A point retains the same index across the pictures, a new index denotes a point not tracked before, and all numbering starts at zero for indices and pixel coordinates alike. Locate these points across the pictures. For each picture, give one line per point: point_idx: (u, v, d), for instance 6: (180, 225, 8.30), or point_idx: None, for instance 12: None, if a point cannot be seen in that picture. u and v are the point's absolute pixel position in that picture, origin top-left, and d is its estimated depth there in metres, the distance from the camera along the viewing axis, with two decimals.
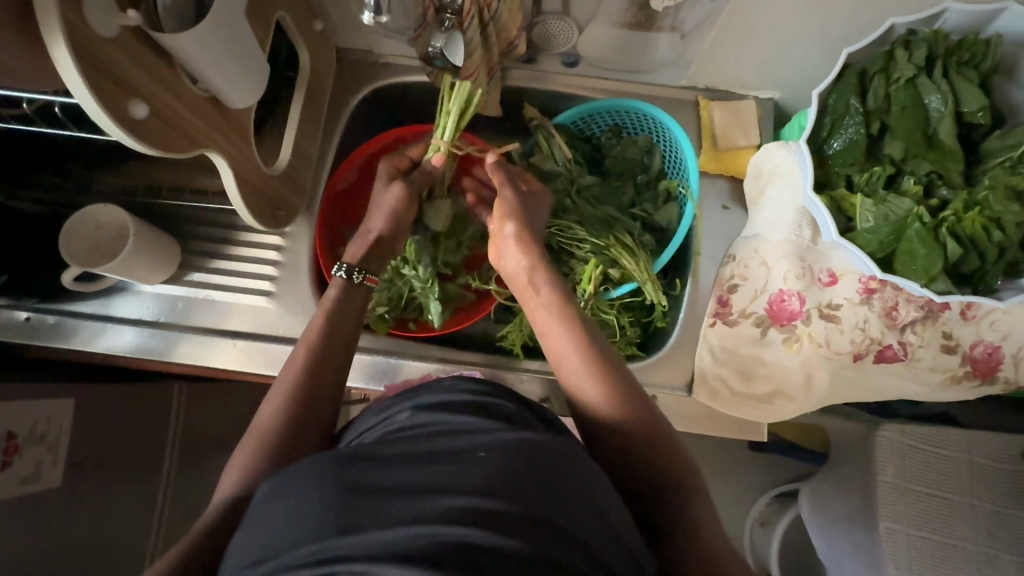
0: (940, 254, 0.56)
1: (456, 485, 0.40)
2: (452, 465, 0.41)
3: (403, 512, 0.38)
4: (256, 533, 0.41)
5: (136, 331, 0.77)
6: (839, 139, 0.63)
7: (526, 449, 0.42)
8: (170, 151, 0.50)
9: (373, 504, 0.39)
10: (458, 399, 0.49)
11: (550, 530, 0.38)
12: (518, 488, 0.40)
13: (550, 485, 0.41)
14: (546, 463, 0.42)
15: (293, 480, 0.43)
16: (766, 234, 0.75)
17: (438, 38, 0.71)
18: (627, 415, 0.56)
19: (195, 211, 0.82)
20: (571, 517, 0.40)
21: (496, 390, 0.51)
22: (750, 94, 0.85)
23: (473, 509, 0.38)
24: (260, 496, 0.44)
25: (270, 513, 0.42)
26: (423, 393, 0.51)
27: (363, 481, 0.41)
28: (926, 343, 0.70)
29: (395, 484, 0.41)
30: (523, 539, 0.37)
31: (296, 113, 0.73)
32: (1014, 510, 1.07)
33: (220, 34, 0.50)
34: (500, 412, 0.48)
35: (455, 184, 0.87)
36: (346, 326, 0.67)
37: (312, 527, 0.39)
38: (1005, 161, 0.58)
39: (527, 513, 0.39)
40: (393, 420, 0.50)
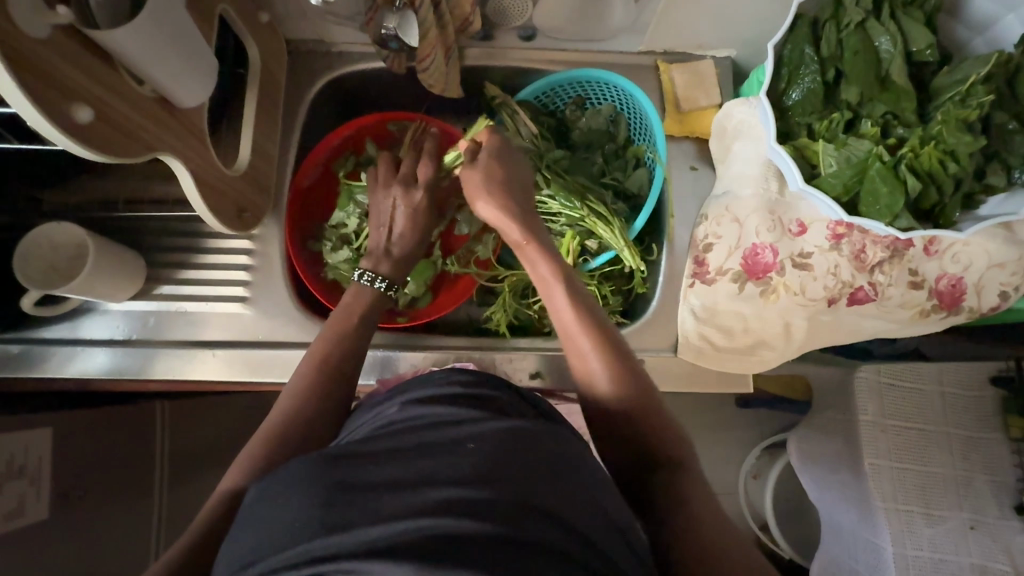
0: (902, 191, 0.58)
1: (444, 478, 0.40)
2: (441, 457, 0.42)
3: (387, 505, 0.39)
4: (242, 536, 0.41)
5: (107, 352, 0.75)
6: (797, 89, 0.64)
7: (514, 437, 0.43)
8: (121, 156, 0.48)
9: (361, 501, 0.39)
10: (449, 392, 0.48)
11: (535, 516, 0.38)
12: (505, 475, 0.40)
13: (540, 471, 0.41)
14: (533, 449, 0.42)
15: (280, 481, 0.42)
16: (736, 191, 0.77)
17: (391, 18, 0.70)
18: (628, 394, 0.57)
19: (155, 222, 0.78)
20: (563, 499, 0.40)
21: (485, 378, 0.51)
22: (707, 55, 0.85)
23: (460, 500, 0.38)
24: (248, 499, 0.44)
25: (257, 517, 0.41)
26: (414, 388, 0.50)
27: (353, 479, 0.41)
28: (895, 282, 0.73)
29: (382, 479, 0.41)
30: (512, 525, 0.37)
31: (252, 110, 0.71)
32: (986, 434, 1.13)
33: (162, 29, 0.48)
34: (491, 402, 0.48)
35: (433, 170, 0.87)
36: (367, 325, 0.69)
37: (299, 529, 0.38)
38: (956, 95, 0.59)
39: (518, 499, 0.39)
40: (382, 415, 0.50)
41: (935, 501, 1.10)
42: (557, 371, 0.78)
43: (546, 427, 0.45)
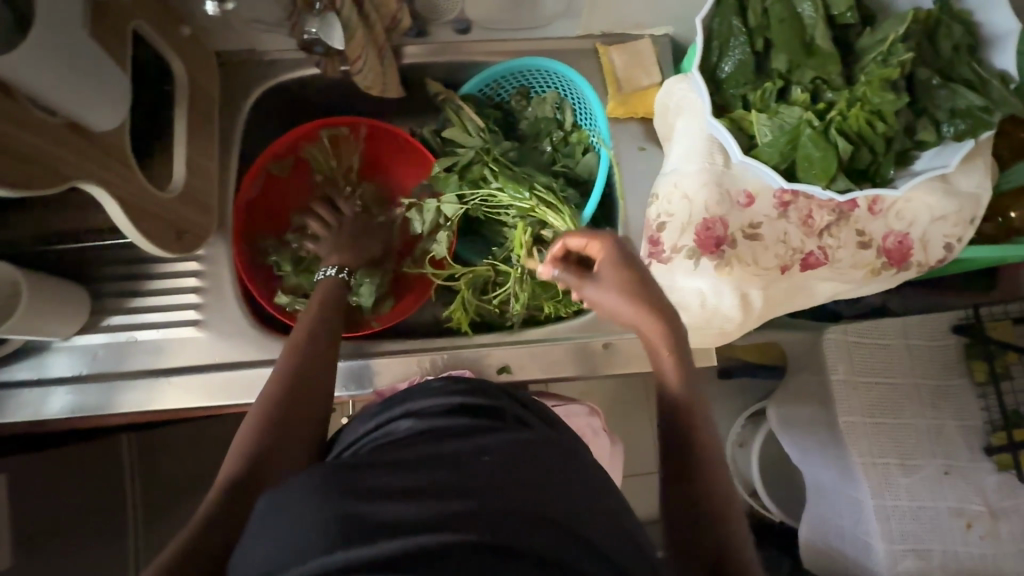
0: (834, 153, 0.59)
1: (461, 490, 0.40)
2: (457, 470, 0.41)
3: (409, 512, 0.38)
4: (255, 551, 0.39)
5: (59, 390, 0.73)
6: (729, 62, 0.64)
7: (524, 450, 0.44)
8: (21, 186, 0.46)
9: (380, 509, 0.38)
10: (449, 404, 0.49)
11: (541, 525, 0.38)
12: (520, 488, 0.40)
13: (552, 483, 0.42)
14: (540, 463, 0.43)
15: (289, 495, 0.40)
16: (682, 167, 0.76)
17: (312, 22, 0.68)
18: (685, 393, 0.58)
19: (97, 253, 0.76)
20: (560, 504, 0.40)
21: (483, 388, 0.52)
22: (645, 33, 0.85)
23: (473, 514, 0.38)
24: (258, 509, 0.42)
25: (268, 531, 0.39)
26: (413, 398, 0.51)
27: (365, 488, 0.40)
28: (844, 244, 0.74)
29: (398, 487, 0.40)
30: (530, 537, 0.37)
31: (182, 127, 0.68)
32: (953, 381, 1.17)
33: (58, 51, 0.45)
34: (492, 411, 0.49)
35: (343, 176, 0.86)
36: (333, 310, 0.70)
37: (318, 538, 0.37)
38: (878, 56, 0.59)
39: (535, 511, 0.39)
40: (392, 430, 0.48)
41: (909, 452, 1.13)
42: (523, 364, 0.78)
43: (553, 439, 0.46)
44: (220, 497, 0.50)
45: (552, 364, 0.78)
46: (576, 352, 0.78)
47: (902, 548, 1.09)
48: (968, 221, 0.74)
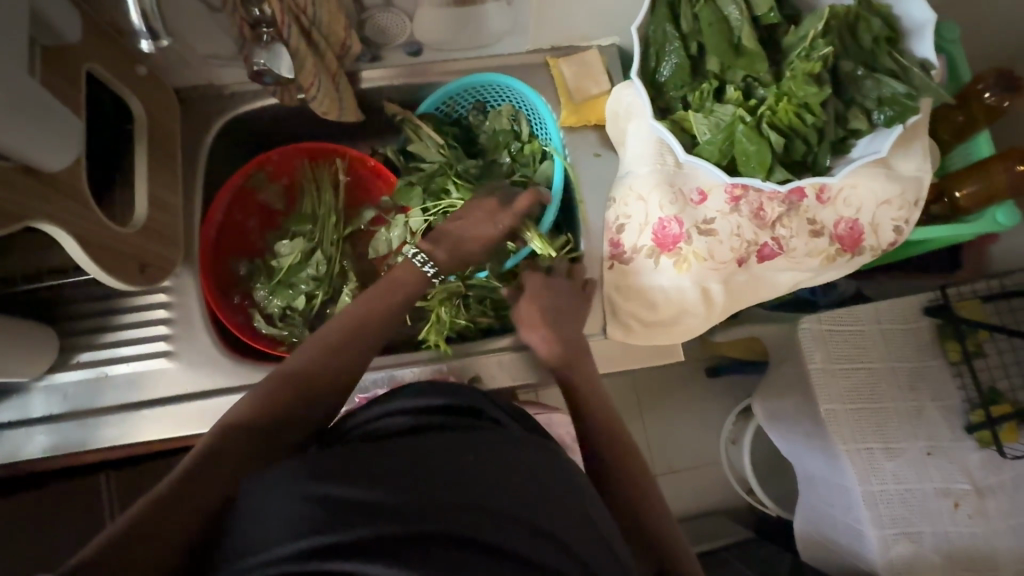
0: (768, 146, 0.61)
1: (431, 482, 0.40)
2: (434, 461, 0.42)
3: (384, 501, 0.38)
4: (238, 536, 0.40)
5: (30, 432, 0.72)
6: (666, 66, 0.66)
7: (501, 448, 0.44)
8: None
9: (359, 493, 0.39)
10: (434, 403, 0.51)
11: (511, 521, 0.39)
12: (495, 489, 0.41)
13: (520, 481, 0.43)
14: (508, 461, 0.44)
15: (272, 487, 0.41)
16: (635, 170, 0.78)
17: (259, 54, 0.67)
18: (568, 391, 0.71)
19: (66, 290, 0.76)
20: (525, 500, 0.41)
21: (464, 388, 0.54)
22: (592, 44, 0.88)
23: (444, 508, 0.39)
24: (245, 489, 0.43)
25: (247, 521, 0.40)
26: (398, 396, 0.52)
27: (347, 473, 0.40)
28: (796, 233, 0.76)
29: (376, 474, 0.40)
30: (500, 534, 0.38)
31: (143, 164, 0.70)
32: (929, 362, 1.18)
33: (5, 98, 0.47)
34: (472, 410, 0.51)
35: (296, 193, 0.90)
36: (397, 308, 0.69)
37: (298, 521, 0.38)
38: (801, 51, 0.62)
39: (510, 513, 0.40)
40: (377, 427, 0.50)
41: (891, 435, 1.13)
42: (495, 373, 0.79)
43: (528, 438, 0.47)
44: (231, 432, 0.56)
45: (524, 370, 0.79)
46: None
47: (893, 533, 1.08)
48: (912, 202, 0.76)
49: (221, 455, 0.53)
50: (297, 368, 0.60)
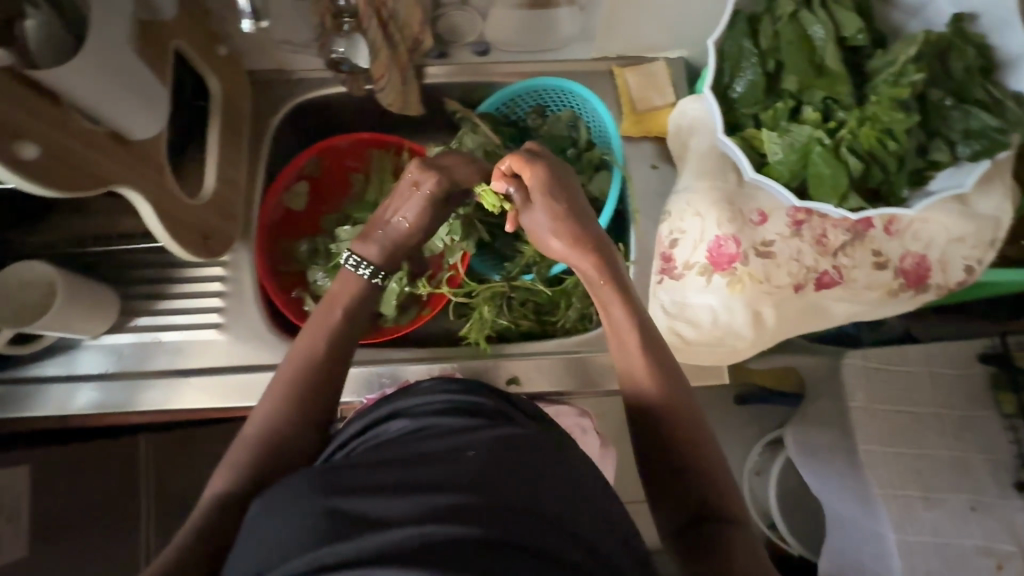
0: (844, 171, 0.60)
1: (443, 484, 0.41)
2: (442, 465, 0.43)
3: (397, 508, 0.40)
4: (251, 549, 0.41)
5: (87, 387, 0.75)
6: (741, 82, 0.65)
7: (509, 442, 0.45)
8: (72, 190, 0.49)
9: (364, 507, 0.40)
10: (439, 401, 0.51)
11: (546, 525, 0.39)
12: (504, 482, 0.41)
13: (533, 475, 0.43)
14: (524, 458, 0.44)
15: (279, 497, 0.43)
16: (695, 186, 0.77)
17: (340, 43, 0.72)
18: (667, 392, 0.61)
19: (128, 256, 0.79)
20: (557, 503, 0.41)
21: (471, 386, 0.53)
22: (659, 56, 0.87)
23: (458, 507, 0.39)
24: (253, 511, 0.45)
25: (264, 526, 0.42)
26: (402, 399, 0.54)
27: (352, 485, 0.42)
28: (859, 263, 0.74)
29: (384, 483, 0.42)
30: (517, 531, 0.38)
31: (215, 140, 0.72)
32: (978, 412, 1.11)
33: (107, 68, 0.49)
34: (478, 408, 0.50)
35: (336, 194, 0.91)
36: (355, 330, 0.68)
37: (308, 535, 0.39)
38: (888, 75, 0.60)
39: (527, 506, 0.40)
40: (384, 432, 0.52)
41: (932, 484, 1.07)
42: (533, 377, 0.78)
43: (542, 435, 0.47)
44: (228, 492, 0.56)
45: (559, 377, 0.79)
46: (586, 366, 0.78)
47: None
48: (987, 243, 0.73)
49: (225, 508, 0.55)
50: (260, 432, 0.59)
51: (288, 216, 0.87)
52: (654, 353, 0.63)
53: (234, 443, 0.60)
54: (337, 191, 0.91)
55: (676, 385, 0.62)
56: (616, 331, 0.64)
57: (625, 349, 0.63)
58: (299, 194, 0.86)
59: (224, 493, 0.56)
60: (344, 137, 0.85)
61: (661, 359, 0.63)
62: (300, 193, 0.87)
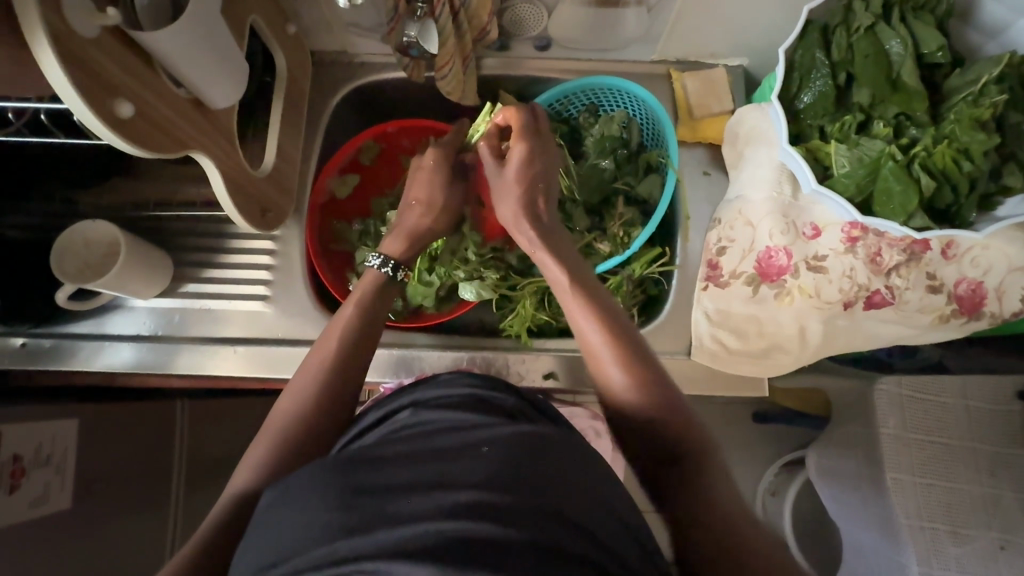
0: (915, 189, 0.59)
1: (462, 480, 0.41)
2: (459, 461, 0.43)
3: (419, 505, 0.40)
4: (265, 536, 0.42)
5: (134, 347, 0.77)
6: (809, 93, 0.65)
7: (528, 439, 0.45)
8: (158, 152, 0.50)
9: (376, 504, 0.41)
10: (456, 395, 0.52)
11: (569, 527, 0.39)
12: (519, 481, 0.41)
13: (554, 473, 0.43)
14: (546, 459, 0.44)
15: (296, 488, 0.44)
16: (748, 194, 0.77)
17: (411, 27, 0.72)
18: (651, 396, 0.59)
19: (184, 223, 0.81)
20: (582, 506, 0.42)
21: (495, 383, 0.55)
22: (719, 63, 0.87)
23: (477, 503, 0.40)
24: (266, 500, 0.46)
25: (279, 515, 0.43)
26: (420, 390, 0.54)
27: (368, 482, 0.43)
28: (912, 285, 0.72)
29: (401, 481, 0.43)
30: (532, 529, 0.38)
31: (279, 115, 0.73)
32: (1013, 449, 1.08)
33: (200, 33, 0.50)
34: (500, 405, 0.52)
35: (379, 181, 0.92)
36: (376, 319, 0.67)
37: (320, 531, 0.40)
38: (968, 95, 0.60)
39: (542, 504, 0.40)
40: (396, 422, 0.52)
41: (961, 519, 1.04)
42: (570, 373, 0.78)
43: (565, 435, 0.47)
44: (247, 483, 0.55)
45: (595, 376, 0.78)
46: None
47: None
48: None
49: (241, 507, 0.53)
50: (282, 424, 0.58)
51: (332, 202, 0.88)
52: (628, 357, 0.60)
53: (259, 437, 0.58)
54: (381, 179, 0.92)
55: (664, 386, 0.59)
56: (580, 334, 0.63)
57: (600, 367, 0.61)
58: (344, 180, 0.87)
59: (247, 488, 0.54)
60: (395, 123, 0.86)
61: (643, 364, 0.60)
62: (345, 179, 0.87)
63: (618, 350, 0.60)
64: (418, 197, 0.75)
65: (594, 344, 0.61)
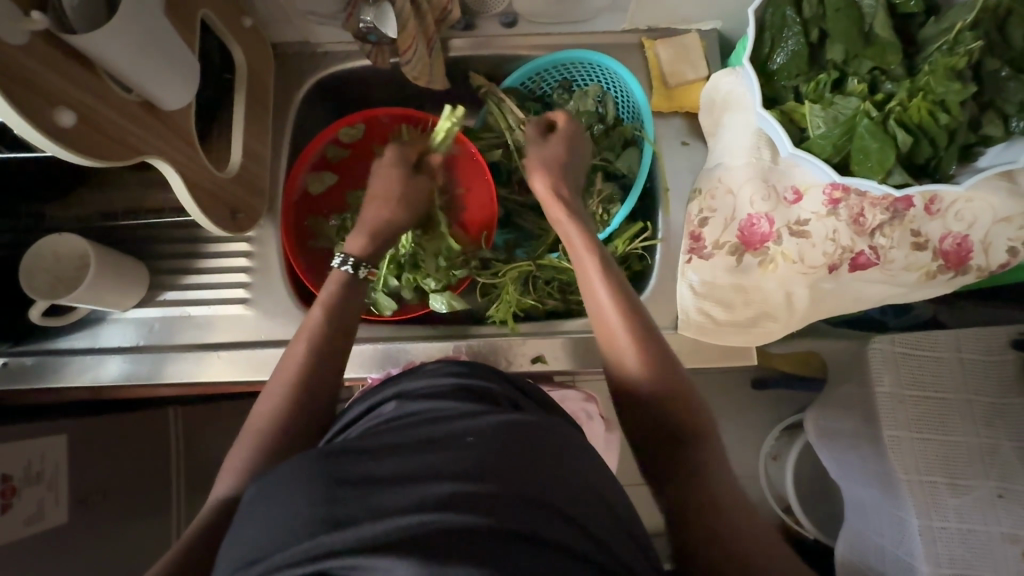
0: (893, 145, 0.58)
1: (441, 472, 0.41)
2: (442, 451, 0.43)
3: (402, 497, 0.40)
4: (246, 532, 0.42)
5: (117, 359, 0.76)
6: (781, 53, 0.63)
7: (512, 427, 0.45)
8: (109, 160, 0.49)
9: (362, 497, 0.41)
10: (441, 384, 0.51)
11: (550, 513, 0.39)
12: (502, 468, 0.41)
13: (536, 461, 0.43)
14: (531, 446, 0.44)
15: (278, 482, 0.43)
16: (728, 162, 0.75)
17: (368, 12, 0.72)
18: (660, 374, 0.59)
19: (157, 231, 0.80)
20: (562, 488, 0.41)
21: (478, 369, 0.54)
22: (692, 28, 0.84)
23: (457, 494, 0.39)
24: (249, 496, 0.45)
25: (260, 513, 0.42)
26: (405, 383, 0.53)
27: (350, 473, 0.42)
28: (897, 244, 0.71)
29: (385, 473, 0.42)
30: (512, 516, 0.38)
31: (241, 113, 0.71)
32: (1008, 399, 1.08)
33: (139, 32, 0.48)
34: (485, 392, 0.51)
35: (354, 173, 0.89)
36: (347, 319, 0.66)
37: (302, 526, 0.39)
38: (944, 44, 0.58)
39: (524, 490, 0.40)
40: (378, 414, 0.52)
41: (959, 471, 1.04)
42: (558, 354, 0.78)
43: (548, 423, 0.47)
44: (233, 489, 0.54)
45: (583, 357, 0.78)
46: None
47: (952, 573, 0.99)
48: None
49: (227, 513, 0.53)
50: (269, 428, 0.58)
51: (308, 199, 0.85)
52: (646, 340, 0.60)
53: (235, 445, 0.58)
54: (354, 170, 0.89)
55: (672, 372, 0.60)
56: (600, 313, 0.63)
57: (614, 342, 0.61)
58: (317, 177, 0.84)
59: (234, 489, 0.54)
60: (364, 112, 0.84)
61: (650, 336, 0.61)
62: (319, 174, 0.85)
63: (631, 321, 0.61)
64: (380, 191, 0.76)
65: (605, 314, 0.62)
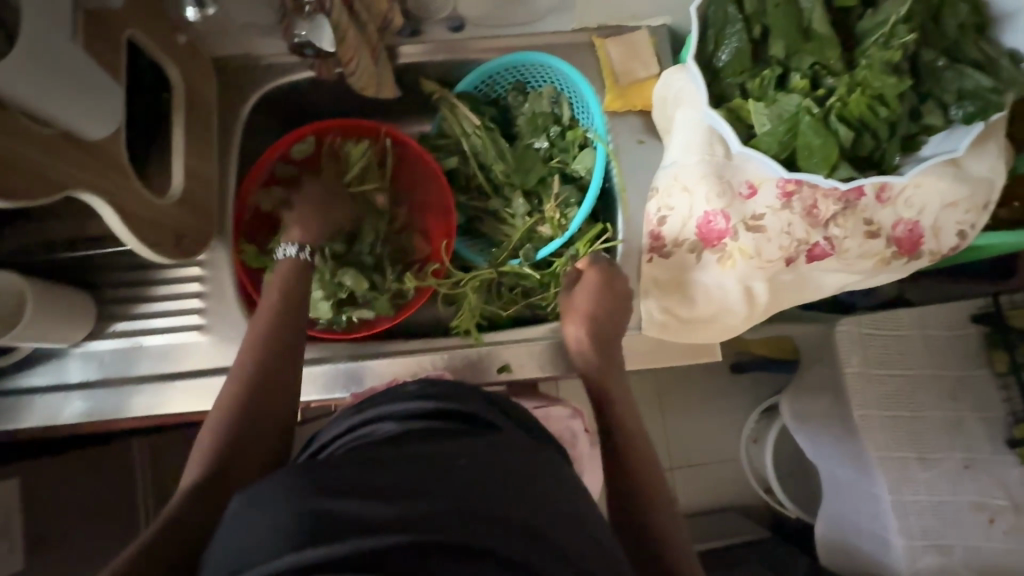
0: (834, 140, 0.59)
1: (435, 492, 0.39)
2: (434, 470, 0.41)
3: (388, 510, 0.37)
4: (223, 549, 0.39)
5: (67, 396, 0.74)
6: (725, 50, 0.62)
7: (496, 452, 0.44)
8: (24, 198, 0.47)
9: (350, 508, 0.38)
10: (423, 408, 0.49)
11: (528, 535, 0.38)
12: (492, 493, 0.40)
13: (520, 486, 0.42)
14: (510, 473, 0.42)
15: (263, 492, 0.40)
16: (681, 160, 0.73)
17: (302, 26, 0.69)
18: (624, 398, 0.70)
19: (105, 258, 0.77)
20: (529, 507, 0.40)
21: (442, 383, 0.53)
22: (642, 24, 0.83)
23: (447, 514, 0.38)
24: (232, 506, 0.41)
25: (240, 526, 0.39)
26: (391, 403, 0.51)
27: (336, 483, 0.40)
28: (851, 233, 0.71)
29: (376, 485, 0.39)
30: (500, 537, 0.37)
31: (179, 135, 0.69)
32: (973, 371, 1.10)
33: (46, 64, 0.45)
34: (466, 417, 0.49)
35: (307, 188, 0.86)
36: (294, 306, 0.69)
37: (285, 538, 0.36)
38: (879, 38, 0.59)
39: (511, 515, 0.39)
40: (372, 433, 0.48)
41: (926, 445, 1.07)
42: (524, 362, 0.77)
43: (518, 444, 0.46)
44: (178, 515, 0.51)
45: (550, 362, 0.78)
46: None
47: (923, 544, 1.02)
48: (982, 207, 0.71)
49: None
50: (225, 430, 0.58)
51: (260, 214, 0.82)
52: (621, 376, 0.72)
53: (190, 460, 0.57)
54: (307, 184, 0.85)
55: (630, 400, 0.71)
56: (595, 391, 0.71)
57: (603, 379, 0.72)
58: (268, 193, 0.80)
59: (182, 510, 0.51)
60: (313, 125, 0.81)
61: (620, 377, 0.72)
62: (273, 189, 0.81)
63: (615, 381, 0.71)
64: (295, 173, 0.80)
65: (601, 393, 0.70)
